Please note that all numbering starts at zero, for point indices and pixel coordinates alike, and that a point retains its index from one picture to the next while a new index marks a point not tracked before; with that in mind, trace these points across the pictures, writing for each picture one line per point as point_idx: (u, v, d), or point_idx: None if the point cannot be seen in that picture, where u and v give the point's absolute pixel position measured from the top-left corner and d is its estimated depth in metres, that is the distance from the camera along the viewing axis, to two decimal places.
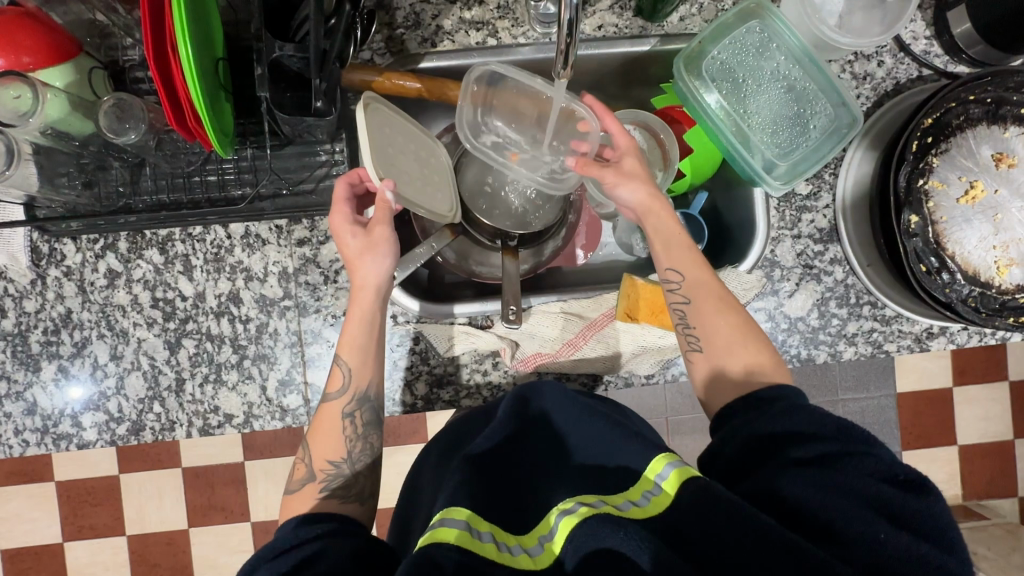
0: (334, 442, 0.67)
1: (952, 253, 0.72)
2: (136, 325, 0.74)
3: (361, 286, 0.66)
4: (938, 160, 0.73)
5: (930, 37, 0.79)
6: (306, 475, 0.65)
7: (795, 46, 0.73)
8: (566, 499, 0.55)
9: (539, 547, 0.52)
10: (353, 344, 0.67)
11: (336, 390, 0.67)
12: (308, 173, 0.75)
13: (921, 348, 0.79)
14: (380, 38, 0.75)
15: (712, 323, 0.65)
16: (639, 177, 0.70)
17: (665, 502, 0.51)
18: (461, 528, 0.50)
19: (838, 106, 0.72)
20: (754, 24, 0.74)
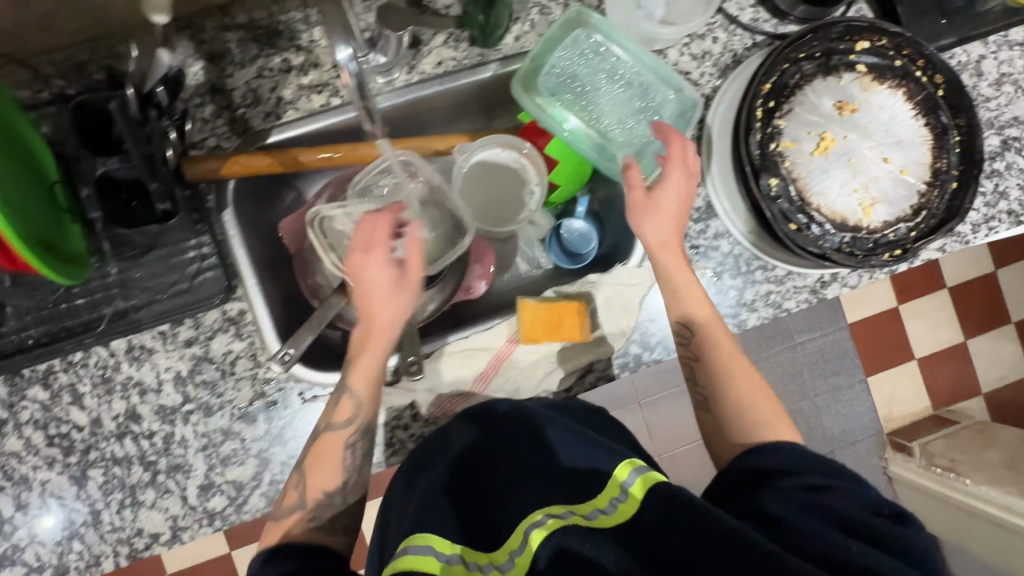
0: (303, 491, 0.63)
1: (818, 206, 0.75)
2: (36, 468, 0.71)
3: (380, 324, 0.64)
4: (785, 121, 0.76)
5: (756, 5, 0.81)
6: (296, 502, 0.62)
7: (624, 43, 0.77)
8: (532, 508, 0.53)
9: (509, 562, 0.50)
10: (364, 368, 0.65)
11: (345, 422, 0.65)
12: (179, 273, 0.73)
13: (819, 298, 0.82)
14: (223, 122, 0.74)
15: (720, 372, 0.69)
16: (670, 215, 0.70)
17: (632, 509, 0.50)
18: (426, 553, 0.51)
19: (679, 92, 0.76)
20: (581, 31, 0.77)
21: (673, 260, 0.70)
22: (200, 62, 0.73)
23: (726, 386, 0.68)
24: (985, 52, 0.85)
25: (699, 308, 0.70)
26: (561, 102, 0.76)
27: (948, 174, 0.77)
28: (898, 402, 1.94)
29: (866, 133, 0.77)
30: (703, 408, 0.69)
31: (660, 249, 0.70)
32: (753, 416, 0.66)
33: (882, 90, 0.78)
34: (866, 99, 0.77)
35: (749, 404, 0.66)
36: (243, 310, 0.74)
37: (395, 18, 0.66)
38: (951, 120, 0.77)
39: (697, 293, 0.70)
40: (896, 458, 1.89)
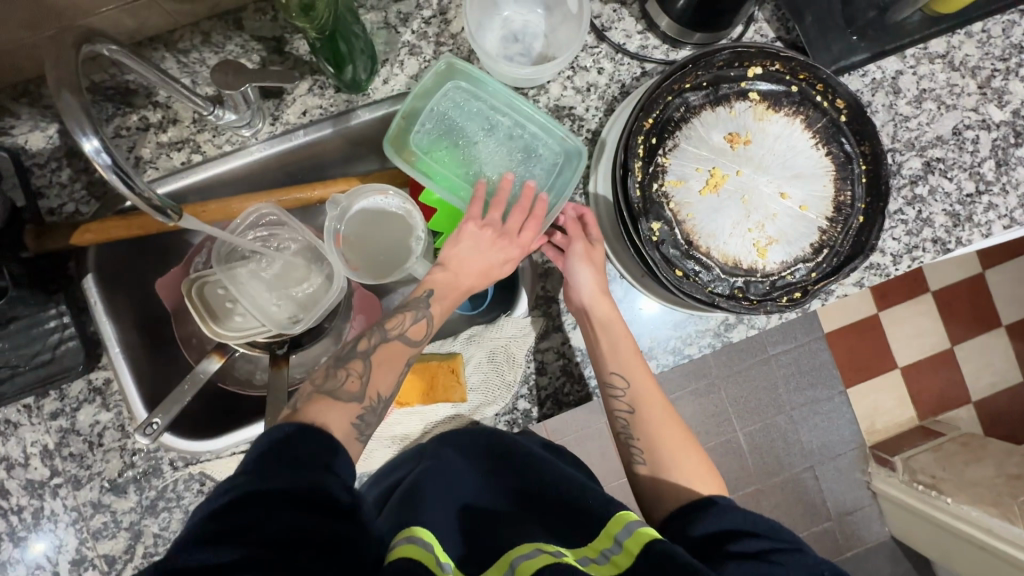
0: (350, 408, 0.60)
1: (707, 249, 0.70)
2: None
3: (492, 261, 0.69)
4: (669, 158, 0.70)
5: (643, 32, 0.76)
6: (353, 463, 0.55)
7: (501, 92, 0.74)
8: (526, 543, 0.53)
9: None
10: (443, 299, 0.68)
11: (351, 392, 0.61)
12: (39, 344, 0.70)
13: (722, 341, 0.77)
14: (80, 185, 0.72)
15: (659, 424, 0.69)
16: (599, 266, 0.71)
17: (623, 564, 0.50)
18: (426, 552, 0.48)
19: (563, 140, 0.73)
20: (456, 82, 0.74)
21: (613, 317, 0.70)
22: (54, 125, 0.71)
23: (658, 436, 0.68)
24: (902, 68, 0.79)
25: (632, 363, 0.70)
26: (439, 161, 0.74)
27: (853, 207, 0.71)
28: (881, 414, 1.85)
29: (761, 167, 0.71)
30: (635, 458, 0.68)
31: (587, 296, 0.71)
32: (682, 468, 0.66)
33: (778, 118, 0.72)
34: (760, 129, 0.72)
35: (681, 457, 0.67)
36: (109, 379, 0.72)
37: (230, 76, 0.63)
38: (855, 148, 0.71)
39: (620, 344, 0.70)
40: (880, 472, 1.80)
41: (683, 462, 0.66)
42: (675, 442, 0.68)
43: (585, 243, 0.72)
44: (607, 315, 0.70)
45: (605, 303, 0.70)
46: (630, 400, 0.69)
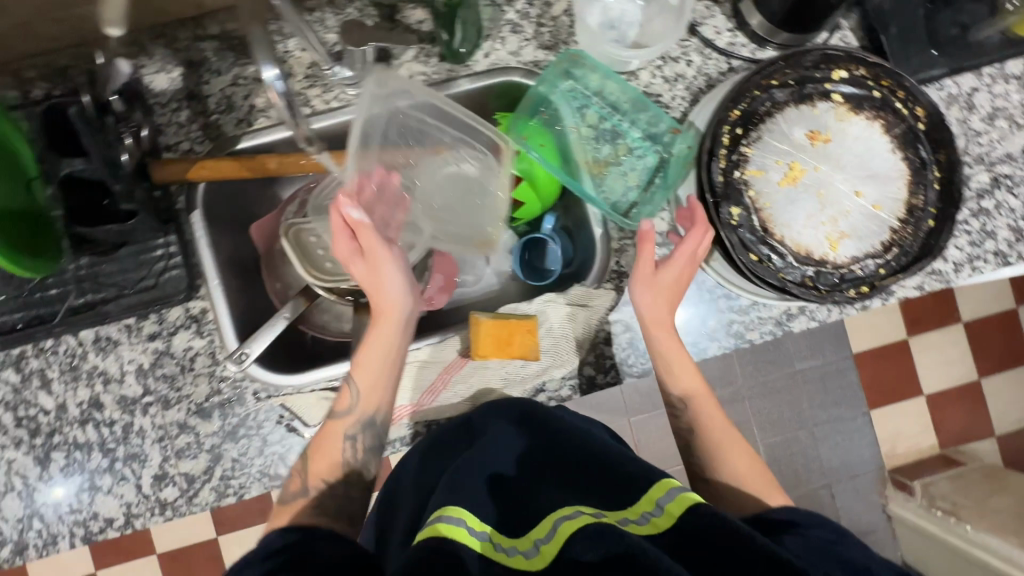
0: (297, 502, 0.64)
1: (782, 237, 0.73)
2: (4, 447, 0.75)
3: (385, 311, 0.68)
4: (752, 149, 0.74)
5: (733, 29, 0.80)
6: (300, 489, 0.65)
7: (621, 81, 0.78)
8: (566, 505, 0.51)
9: (534, 551, 0.48)
10: (367, 363, 0.68)
11: (294, 492, 0.65)
12: (146, 269, 0.75)
13: (783, 330, 0.80)
14: (196, 126, 0.77)
15: (712, 426, 0.70)
16: (655, 286, 0.70)
17: (665, 524, 0.47)
18: (461, 525, 0.49)
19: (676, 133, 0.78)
20: (580, 69, 0.78)
21: (670, 314, 0.71)
22: (178, 69, 0.76)
23: (717, 439, 0.69)
24: (977, 85, 0.82)
25: (688, 378, 0.71)
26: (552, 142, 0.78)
27: (925, 211, 0.74)
28: (903, 438, 1.85)
29: (839, 165, 0.75)
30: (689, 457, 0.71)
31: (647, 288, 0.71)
32: (733, 472, 0.68)
33: (859, 120, 0.75)
34: (841, 129, 0.75)
35: (730, 461, 0.68)
36: (205, 309, 0.77)
37: (357, 34, 0.70)
38: (930, 155, 0.74)
39: (672, 358, 0.71)
40: (897, 496, 1.81)
41: (730, 462, 0.68)
42: (724, 443, 0.69)
43: (667, 235, 0.73)
44: (657, 312, 0.71)
45: (661, 302, 0.71)
46: (684, 397, 0.71)
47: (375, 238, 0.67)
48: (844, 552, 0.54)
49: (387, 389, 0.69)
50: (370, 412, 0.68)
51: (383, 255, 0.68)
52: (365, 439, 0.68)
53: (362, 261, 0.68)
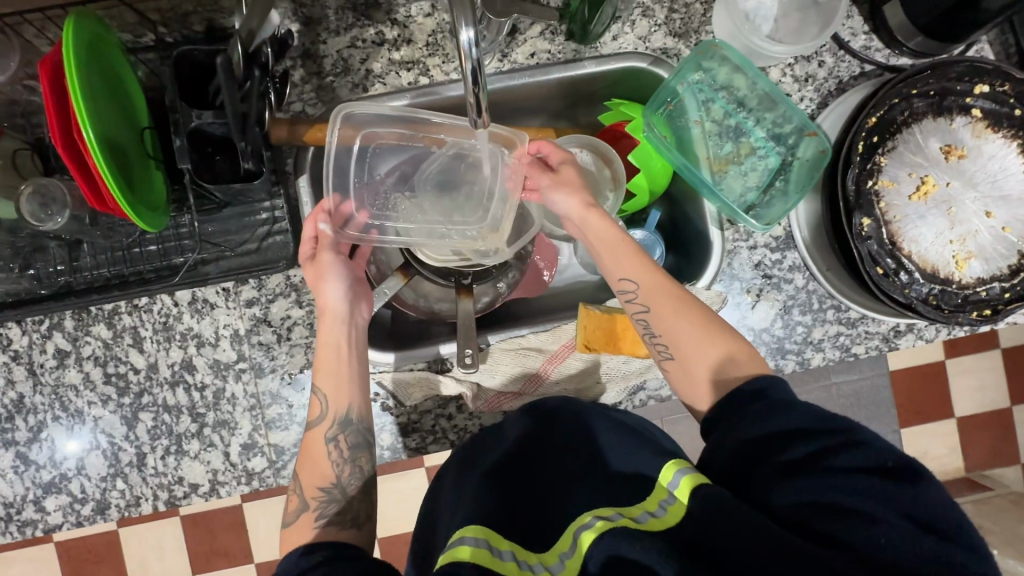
0: (303, 520, 0.62)
1: (908, 252, 0.71)
2: (91, 404, 0.73)
3: (325, 310, 0.68)
4: (886, 159, 0.72)
5: (869, 33, 0.77)
6: (300, 505, 0.63)
7: (757, 76, 0.74)
8: (583, 513, 0.53)
9: (560, 565, 0.50)
10: (324, 366, 0.67)
11: (295, 509, 0.63)
12: (249, 233, 0.73)
13: (890, 347, 0.78)
14: (310, 87, 0.74)
15: (679, 329, 0.62)
16: (571, 186, 0.71)
17: (681, 511, 0.48)
18: (479, 544, 0.50)
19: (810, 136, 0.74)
20: (715, 60, 0.75)
21: (643, 270, 0.65)
22: (296, 25, 0.72)
23: (704, 353, 0.61)
24: None
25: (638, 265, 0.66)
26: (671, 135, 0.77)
27: None
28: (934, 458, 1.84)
29: (971, 182, 0.73)
30: (664, 356, 0.64)
31: (604, 249, 0.68)
32: (744, 368, 0.59)
33: (995, 139, 0.73)
34: (976, 146, 0.73)
35: (737, 365, 0.59)
36: (306, 278, 0.74)
37: (502, 4, 0.65)
38: None
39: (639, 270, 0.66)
40: None
41: (739, 363, 0.59)
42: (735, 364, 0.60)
43: (552, 175, 0.72)
44: (634, 274, 0.65)
45: (637, 264, 0.66)
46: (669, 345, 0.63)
47: (329, 253, 0.69)
48: (835, 475, 0.46)
49: (357, 381, 0.67)
50: (339, 412, 0.65)
51: (329, 259, 0.69)
52: (348, 437, 0.66)
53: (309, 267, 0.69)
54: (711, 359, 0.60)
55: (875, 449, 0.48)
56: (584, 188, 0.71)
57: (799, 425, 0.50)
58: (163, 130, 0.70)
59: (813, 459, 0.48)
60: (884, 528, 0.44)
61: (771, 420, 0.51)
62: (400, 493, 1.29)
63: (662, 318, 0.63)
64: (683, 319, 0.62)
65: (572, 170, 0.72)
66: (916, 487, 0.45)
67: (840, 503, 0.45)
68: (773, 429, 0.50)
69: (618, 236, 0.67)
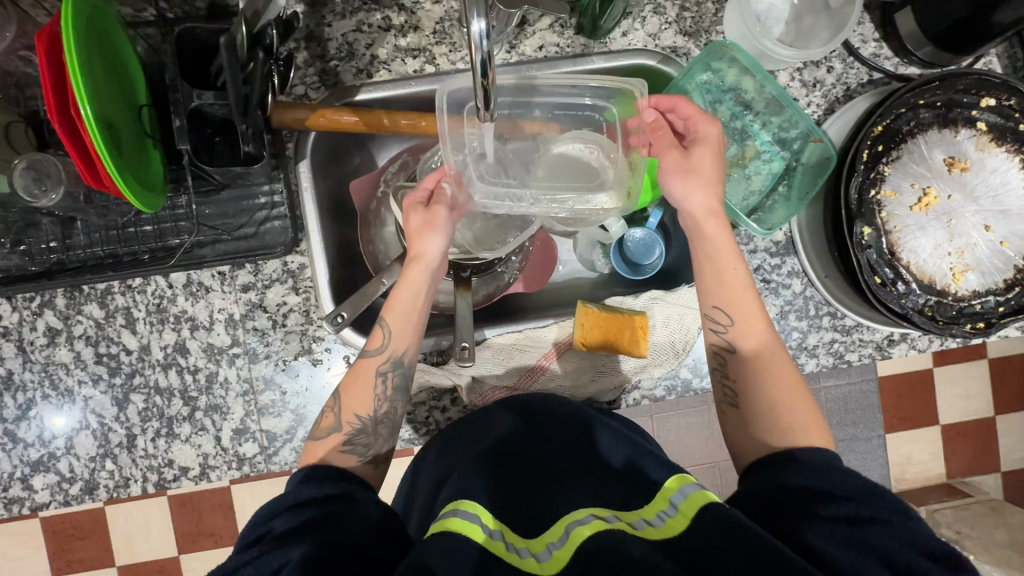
0: (331, 439, 0.61)
1: (907, 263, 0.71)
2: (81, 383, 0.72)
3: (417, 257, 0.67)
4: (890, 168, 0.72)
5: (879, 40, 0.77)
6: (334, 424, 0.62)
7: (766, 79, 0.73)
8: (578, 508, 0.51)
9: (547, 552, 0.47)
10: (400, 309, 0.66)
11: (326, 426, 0.62)
12: (247, 217, 0.72)
13: (882, 355, 0.79)
14: (313, 71, 0.72)
15: (759, 382, 0.60)
16: (706, 176, 0.65)
17: (679, 526, 0.46)
18: (473, 520, 0.48)
19: (815, 142, 0.73)
20: (724, 61, 0.74)
21: (746, 312, 0.62)
22: (301, 6, 0.71)
23: (769, 388, 0.60)
24: None
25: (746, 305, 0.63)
26: None
27: None
28: None
29: (972, 196, 0.73)
30: (728, 399, 0.62)
31: (703, 258, 0.65)
32: (782, 414, 0.58)
33: (999, 153, 0.73)
34: (979, 159, 0.73)
35: (797, 434, 0.56)
36: (304, 265, 0.74)
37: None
38: None
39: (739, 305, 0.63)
40: None
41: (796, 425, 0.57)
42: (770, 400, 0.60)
43: (681, 153, 0.67)
44: (732, 309, 0.62)
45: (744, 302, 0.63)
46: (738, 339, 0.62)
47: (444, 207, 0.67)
48: (866, 536, 0.45)
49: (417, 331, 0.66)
50: (399, 354, 0.65)
51: (441, 216, 0.67)
52: (395, 377, 0.65)
53: (421, 215, 0.67)
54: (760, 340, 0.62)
55: (915, 527, 0.45)
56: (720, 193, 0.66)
57: (850, 487, 0.48)
58: (162, 108, 0.68)
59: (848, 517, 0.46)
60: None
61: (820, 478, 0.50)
62: None
63: (745, 337, 0.62)
64: (761, 343, 0.62)
65: (708, 158, 0.66)
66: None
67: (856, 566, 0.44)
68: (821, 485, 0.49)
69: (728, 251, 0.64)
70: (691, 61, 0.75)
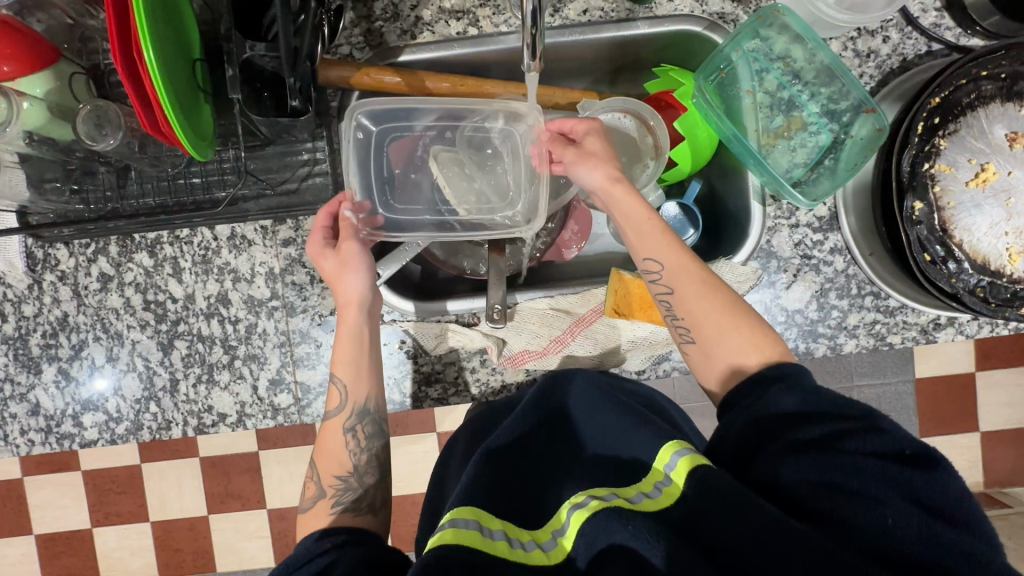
0: (320, 505, 0.66)
1: (960, 241, 0.68)
2: (130, 327, 0.76)
3: (346, 303, 0.68)
4: (946, 141, 0.69)
5: (941, 9, 0.73)
6: (317, 493, 0.67)
7: (817, 43, 0.71)
8: (577, 493, 0.59)
9: (553, 541, 0.56)
10: (345, 358, 0.69)
11: (313, 496, 0.67)
12: (290, 173, 0.74)
13: (927, 339, 0.76)
14: (359, 31, 0.73)
15: (717, 327, 0.62)
16: (599, 159, 0.67)
17: (675, 493, 0.52)
18: (473, 527, 0.54)
19: (870, 112, 0.70)
20: (773, 25, 0.72)
21: (680, 263, 0.63)
22: None
23: (723, 334, 0.62)
24: None
25: (680, 258, 0.64)
26: (718, 102, 0.74)
27: None
28: None
29: None
30: (685, 338, 0.65)
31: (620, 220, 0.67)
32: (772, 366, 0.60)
33: None
34: None
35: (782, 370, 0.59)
36: None
37: None
38: None
39: (679, 269, 0.64)
40: None
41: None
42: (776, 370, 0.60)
43: (575, 149, 0.69)
44: (660, 255, 0.64)
45: (673, 252, 0.64)
46: (714, 365, 0.62)
47: (352, 241, 0.68)
48: (870, 471, 0.50)
49: (369, 376, 0.69)
50: (358, 404, 0.69)
51: (351, 249, 0.68)
52: (365, 427, 0.70)
53: (331, 258, 0.68)
54: (729, 360, 0.61)
55: (929, 483, 0.49)
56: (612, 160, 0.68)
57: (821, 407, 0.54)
58: (214, 63, 0.71)
59: (825, 440, 0.52)
60: (890, 511, 0.48)
61: (786, 399, 0.55)
62: (410, 453, 1.32)
63: (687, 304, 0.63)
64: (704, 302, 0.62)
65: (598, 144, 0.69)
66: (922, 473, 0.49)
67: (851, 484, 0.49)
68: (788, 409, 0.54)
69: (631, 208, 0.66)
70: (739, 27, 0.73)
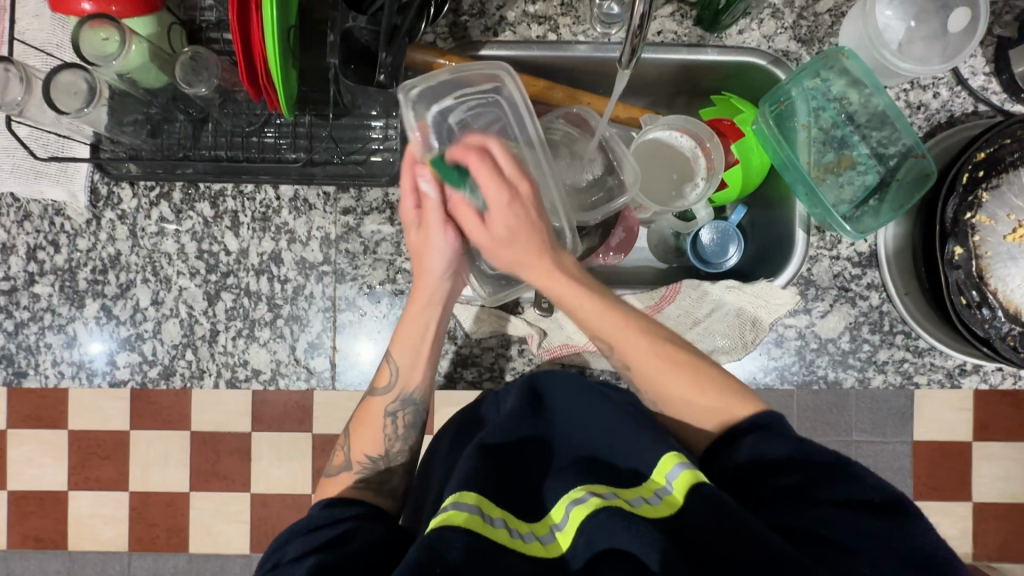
0: (343, 477, 0.69)
1: (994, 289, 0.71)
2: (179, 273, 0.77)
3: (423, 284, 0.69)
4: (988, 195, 0.72)
5: (989, 74, 0.78)
6: (343, 463, 0.69)
7: (875, 87, 0.75)
8: (577, 486, 0.55)
9: (551, 535, 0.53)
10: (405, 341, 0.70)
11: (338, 464, 0.70)
12: (360, 145, 0.76)
13: (952, 384, 0.78)
14: (445, 23, 0.77)
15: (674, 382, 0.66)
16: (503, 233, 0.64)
17: (676, 503, 0.51)
18: (473, 512, 0.51)
19: (919, 158, 0.74)
20: (834, 67, 0.77)
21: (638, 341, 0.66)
22: None
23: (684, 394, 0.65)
24: None
25: (636, 342, 0.66)
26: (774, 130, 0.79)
27: None
28: None
29: None
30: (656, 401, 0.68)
31: (539, 275, 0.66)
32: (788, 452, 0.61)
33: None
34: None
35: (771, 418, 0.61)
36: None
37: None
38: None
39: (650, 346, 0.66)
40: None
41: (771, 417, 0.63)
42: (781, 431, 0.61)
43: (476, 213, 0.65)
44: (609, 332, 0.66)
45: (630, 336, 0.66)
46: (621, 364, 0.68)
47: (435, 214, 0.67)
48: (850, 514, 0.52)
49: (425, 367, 0.71)
50: (405, 391, 0.70)
51: (436, 224, 0.67)
52: (405, 415, 0.71)
53: (417, 232, 0.69)
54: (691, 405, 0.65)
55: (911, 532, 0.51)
56: (538, 230, 0.65)
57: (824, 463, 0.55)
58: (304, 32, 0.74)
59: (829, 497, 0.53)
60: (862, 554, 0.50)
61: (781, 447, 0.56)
62: None
63: (643, 368, 0.67)
64: (677, 370, 0.66)
65: (491, 189, 0.63)
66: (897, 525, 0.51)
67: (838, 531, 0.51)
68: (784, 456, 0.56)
69: (535, 262, 0.65)
70: (801, 65, 0.78)
